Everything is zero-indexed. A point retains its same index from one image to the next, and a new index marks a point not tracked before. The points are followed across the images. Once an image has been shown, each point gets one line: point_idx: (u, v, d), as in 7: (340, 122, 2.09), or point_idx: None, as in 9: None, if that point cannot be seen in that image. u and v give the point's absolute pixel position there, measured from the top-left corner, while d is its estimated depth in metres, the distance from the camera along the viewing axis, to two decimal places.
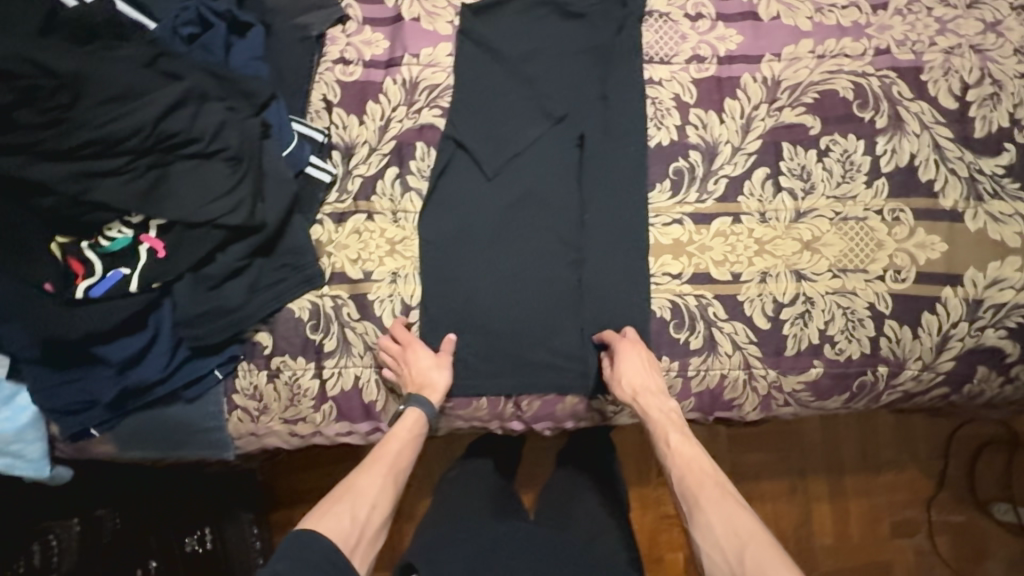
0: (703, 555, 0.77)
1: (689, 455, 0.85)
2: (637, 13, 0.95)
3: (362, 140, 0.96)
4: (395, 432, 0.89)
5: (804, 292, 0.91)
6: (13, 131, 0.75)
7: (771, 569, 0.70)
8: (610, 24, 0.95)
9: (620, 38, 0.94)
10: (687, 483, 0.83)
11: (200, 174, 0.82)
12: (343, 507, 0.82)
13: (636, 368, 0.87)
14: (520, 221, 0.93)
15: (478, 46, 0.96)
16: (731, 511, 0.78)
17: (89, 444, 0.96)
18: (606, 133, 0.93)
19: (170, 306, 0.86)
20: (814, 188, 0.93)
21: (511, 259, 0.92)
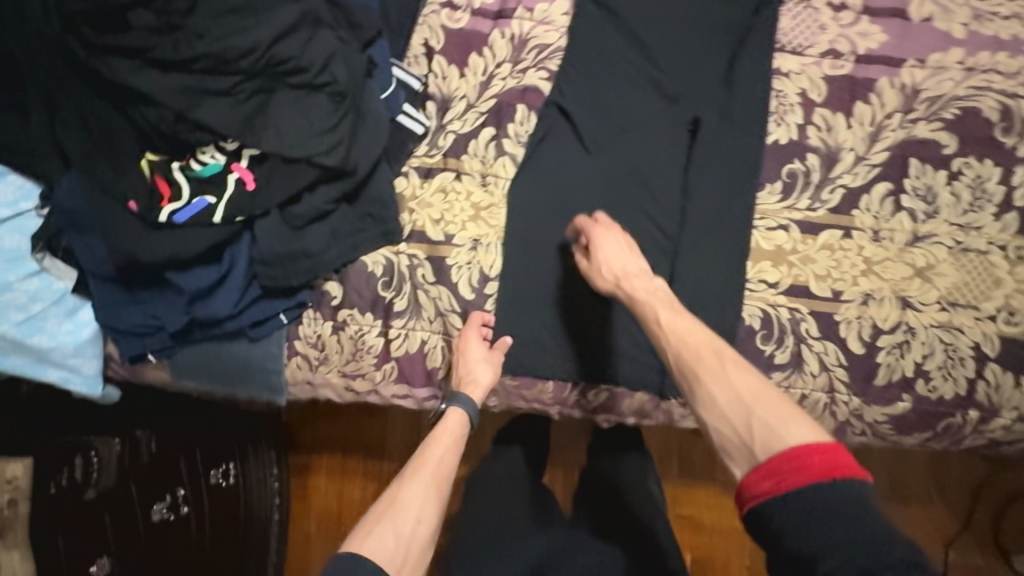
0: (710, 431, 0.70)
1: (676, 331, 0.76)
2: None
3: (461, 94, 0.90)
4: (434, 438, 0.87)
5: (907, 321, 0.86)
6: (128, 34, 0.73)
7: (782, 427, 0.64)
8: (746, 4, 0.88)
9: (758, 20, 0.88)
10: (684, 362, 0.74)
11: (302, 106, 0.77)
12: (386, 526, 0.77)
13: (615, 248, 0.82)
14: (616, 203, 0.88)
15: (599, 9, 0.90)
16: (733, 377, 0.70)
17: (145, 368, 0.94)
18: (723, 122, 0.87)
19: (249, 240, 0.82)
20: (937, 213, 0.86)
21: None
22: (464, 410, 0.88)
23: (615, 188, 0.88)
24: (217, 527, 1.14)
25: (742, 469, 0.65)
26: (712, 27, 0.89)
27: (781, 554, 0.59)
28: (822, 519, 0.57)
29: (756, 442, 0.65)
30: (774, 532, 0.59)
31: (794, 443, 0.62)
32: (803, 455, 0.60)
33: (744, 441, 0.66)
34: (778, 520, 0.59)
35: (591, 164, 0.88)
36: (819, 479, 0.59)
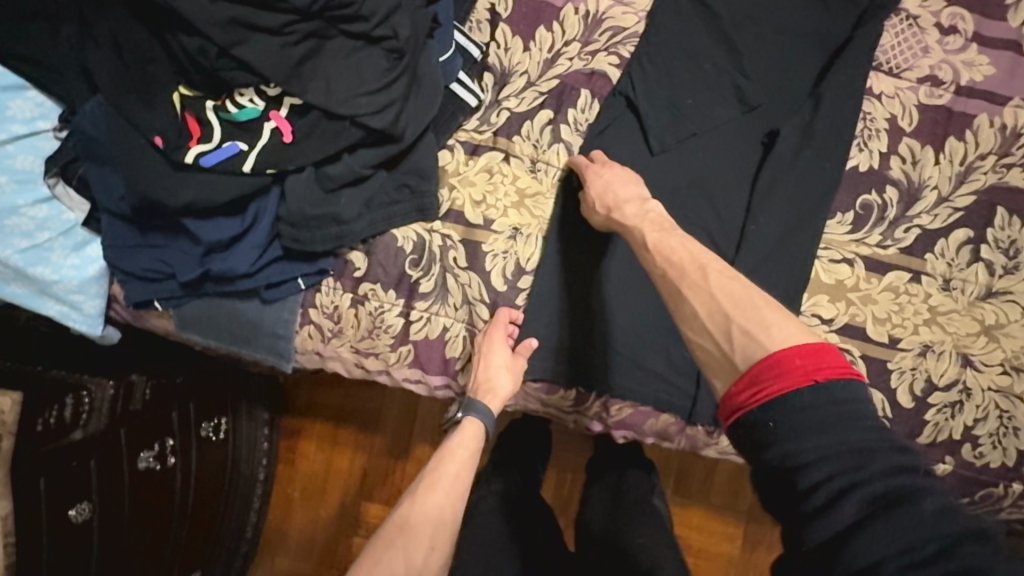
0: (694, 349, 0.64)
1: (660, 245, 0.70)
2: (884, 8, 0.79)
3: (522, 69, 0.83)
4: (451, 455, 0.84)
5: (964, 380, 0.80)
6: None
7: (770, 332, 0.57)
8: (850, 12, 0.79)
9: (859, 33, 0.79)
10: (670, 279, 0.67)
11: (356, 60, 0.71)
12: (397, 550, 0.74)
13: (612, 174, 0.77)
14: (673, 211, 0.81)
15: None
16: (715, 288, 0.63)
17: (149, 315, 0.89)
18: (802, 140, 0.80)
19: (277, 196, 0.77)
20: (1017, 269, 0.79)
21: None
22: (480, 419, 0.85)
23: (674, 196, 0.81)
24: (202, 486, 1.08)
25: (725, 384, 0.60)
26: (808, 34, 0.80)
27: (764, 466, 0.53)
28: (805, 425, 0.51)
29: (738, 351, 0.59)
30: (756, 447, 0.53)
31: (780, 349, 0.55)
32: (781, 361, 0.54)
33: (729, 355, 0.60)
34: (759, 431, 0.53)
35: (651, 165, 0.81)
36: (799, 385, 0.53)
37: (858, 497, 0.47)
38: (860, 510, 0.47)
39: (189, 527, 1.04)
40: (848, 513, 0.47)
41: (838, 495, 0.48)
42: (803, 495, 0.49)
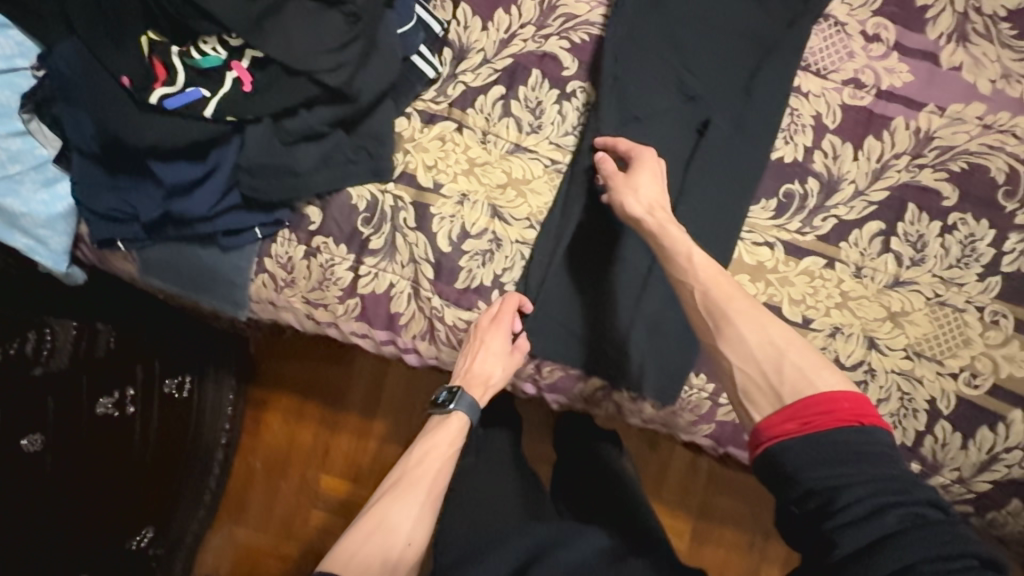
0: (736, 371, 0.72)
1: (700, 261, 0.76)
2: (814, 13, 0.85)
3: (479, 47, 0.89)
4: (432, 452, 0.87)
5: (870, 362, 0.85)
6: None
7: (818, 377, 0.67)
8: (783, 15, 0.86)
9: (789, 33, 0.85)
10: (712, 297, 0.74)
11: (315, 21, 0.77)
12: (375, 544, 0.78)
13: (650, 182, 0.81)
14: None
15: None
16: (764, 321, 0.73)
17: (113, 257, 0.94)
18: (733, 129, 0.86)
19: (238, 145, 0.81)
20: (923, 261, 0.85)
21: (594, 227, 0.88)
22: (467, 413, 0.91)
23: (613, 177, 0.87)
24: (161, 439, 1.10)
25: (761, 411, 0.69)
26: (743, 33, 0.86)
27: (805, 489, 0.62)
28: (846, 455, 0.61)
29: (783, 382, 0.68)
30: (790, 472, 0.63)
31: (828, 392, 0.65)
32: (830, 401, 0.65)
33: (771, 385, 0.69)
34: (797, 456, 0.63)
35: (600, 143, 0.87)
36: (844, 423, 0.63)
37: (895, 514, 0.58)
38: (896, 522, 0.58)
39: (140, 478, 1.05)
40: (886, 525, 0.58)
41: (874, 510, 0.59)
42: (841, 511, 0.59)
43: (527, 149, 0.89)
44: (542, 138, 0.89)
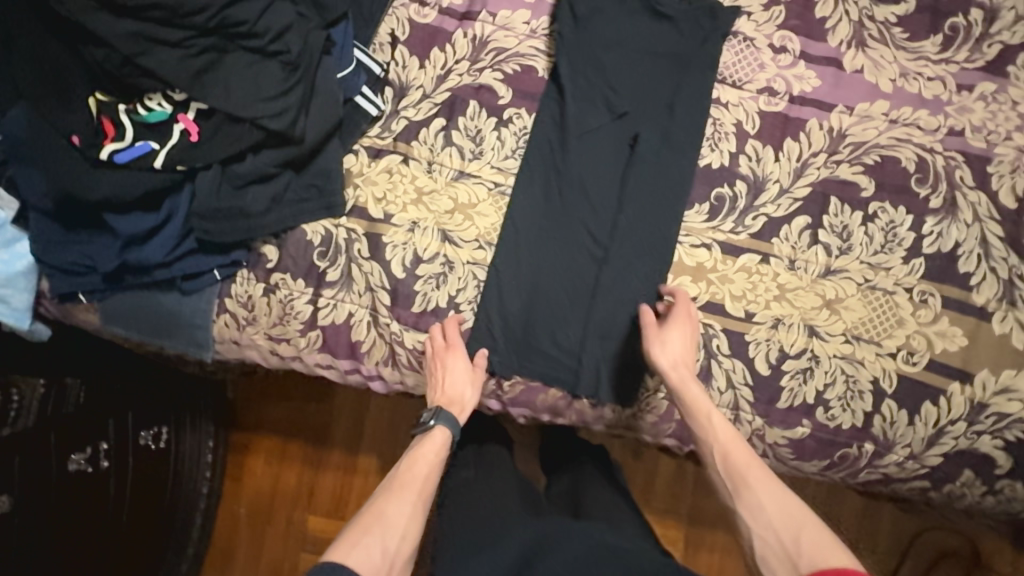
0: (754, 537, 0.77)
1: (717, 424, 0.84)
2: (723, 31, 0.93)
3: (418, 84, 0.94)
4: (420, 458, 0.86)
5: (812, 349, 0.89)
6: None
7: (827, 551, 0.71)
8: (695, 34, 0.93)
9: (702, 51, 0.92)
10: (733, 458, 0.82)
11: (255, 71, 0.81)
12: (373, 539, 0.75)
13: (679, 344, 0.85)
14: (559, 204, 0.92)
15: (564, 19, 0.93)
16: (779, 493, 0.78)
17: (75, 310, 0.95)
18: (661, 143, 0.92)
19: (190, 193, 0.86)
20: (850, 249, 0.91)
21: (542, 242, 0.92)
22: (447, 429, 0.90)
23: (555, 194, 0.92)
24: (139, 493, 1.09)
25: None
26: (661, 54, 0.93)
27: None
28: None
29: (802, 558, 0.72)
30: None
31: (834, 566, 0.69)
32: None
33: (790, 556, 0.73)
34: None
35: (540, 163, 0.93)
36: None
37: None
38: None
39: (121, 533, 1.05)
40: None
41: None
42: None
43: (471, 175, 0.93)
44: (484, 164, 0.93)
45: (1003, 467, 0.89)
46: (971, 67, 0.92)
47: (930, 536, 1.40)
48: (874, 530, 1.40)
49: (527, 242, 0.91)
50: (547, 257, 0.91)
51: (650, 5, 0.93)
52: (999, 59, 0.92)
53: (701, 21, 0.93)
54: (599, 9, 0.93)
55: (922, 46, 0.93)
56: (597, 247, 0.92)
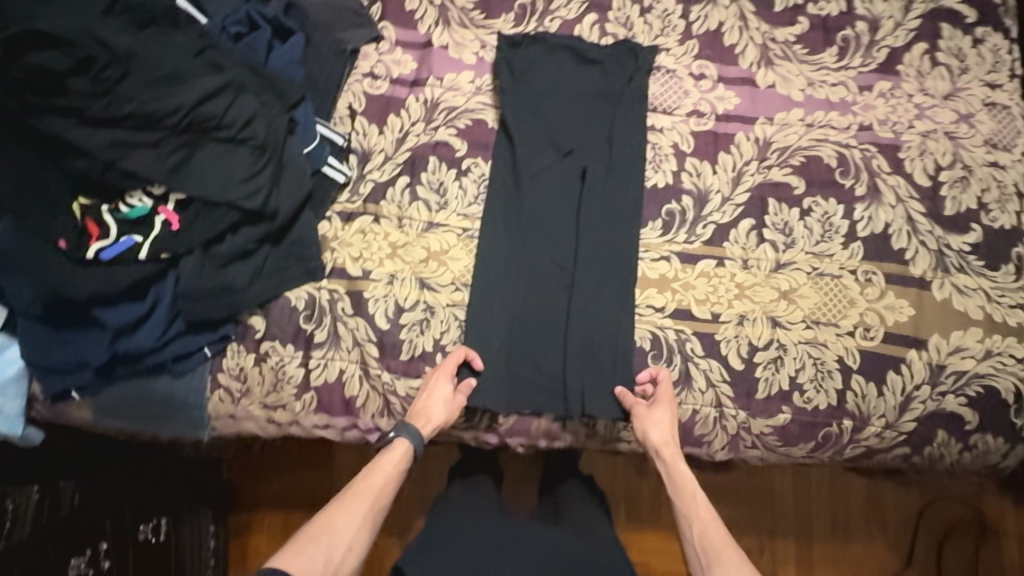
0: None
1: (700, 503, 0.89)
2: (646, 67, 1.03)
3: (379, 148, 1.02)
4: (379, 466, 0.89)
5: (778, 339, 0.96)
6: (62, 95, 0.81)
7: None
8: (622, 73, 1.03)
9: (630, 87, 1.03)
10: (708, 538, 0.86)
11: (227, 159, 0.88)
12: (318, 548, 0.79)
13: (661, 425, 0.92)
14: (524, 241, 0.99)
15: (503, 74, 1.03)
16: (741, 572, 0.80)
17: (68, 408, 0.96)
18: (607, 172, 1.00)
19: (174, 279, 0.89)
20: (794, 243, 0.99)
21: (513, 279, 0.98)
22: (409, 443, 0.90)
23: (519, 233, 0.99)
24: None
25: None
26: (594, 95, 1.03)
27: None
28: None
29: None
30: None
31: None
32: None
33: None
34: None
35: (501, 206, 1.00)
36: None
37: None
38: None
39: None
40: None
41: None
42: None
43: (439, 224, 1.00)
44: (450, 212, 1.00)
45: (972, 422, 0.95)
46: (866, 70, 1.04)
47: (937, 508, 1.42)
48: (881, 510, 1.43)
49: (500, 280, 0.97)
50: (520, 291, 0.97)
51: (578, 53, 1.04)
52: (889, 60, 1.04)
53: (625, 61, 1.04)
54: (533, 62, 1.03)
55: (821, 58, 1.05)
56: (564, 274, 0.98)
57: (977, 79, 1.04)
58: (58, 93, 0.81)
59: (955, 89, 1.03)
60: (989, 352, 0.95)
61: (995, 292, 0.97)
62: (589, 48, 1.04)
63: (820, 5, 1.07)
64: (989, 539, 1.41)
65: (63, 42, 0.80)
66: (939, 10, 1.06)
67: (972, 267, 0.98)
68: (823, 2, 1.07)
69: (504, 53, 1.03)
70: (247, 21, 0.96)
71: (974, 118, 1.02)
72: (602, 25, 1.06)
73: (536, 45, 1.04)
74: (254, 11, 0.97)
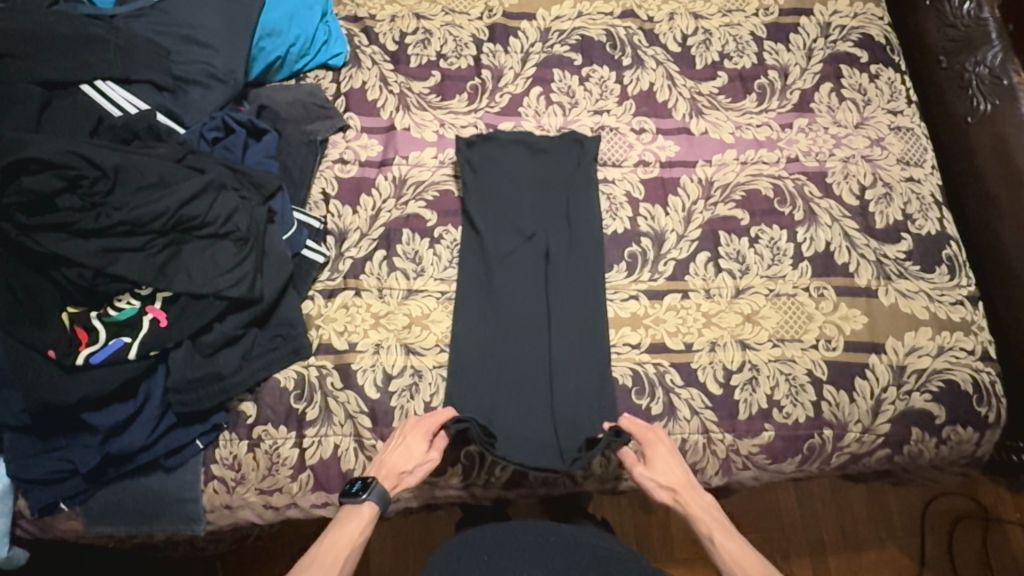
0: None
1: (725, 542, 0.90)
2: (592, 152, 1.12)
3: (354, 227, 1.08)
4: (345, 526, 0.89)
5: (750, 360, 1.01)
6: (52, 213, 0.86)
7: None
8: (571, 158, 1.12)
9: (579, 171, 1.11)
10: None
11: (211, 253, 0.92)
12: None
13: (666, 466, 0.94)
14: (499, 324, 1.03)
15: (463, 169, 1.10)
16: None
17: (55, 520, 0.94)
18: (569, 250, 1.07)
19: (164, 372, 0.91)
20: (749, 270, 1.07)
21: (494, 361, 1.01)
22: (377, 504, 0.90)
23: (494, 314, 1.04)
24: None
25: None
26: (548, 180, 1.11)
27: None
28: None
29: None
30: None
31: None
32: None
33: None
34: None
35: (474, 292, 1.05)
36: None
37: None
38: None
39: None
40: None
41: None
42: None
43: (418, 290, 1.05)
44: (428, 278, 1.06)
45: (941, 416, 1.01)
46: (784, 110, 1.17)
47: (938, 504, 1.45)
48: (886, 515, 1.45)
49: (480, 361, 1.01)
50: (502, 367, 1.01)
51: (528, 144, 1.13)
52: (802, 100, 1.18)
53: (572, 147, 1.13)
54: (490, 157, 1.11)
55: (743, 104, 1.18)
56: (541, 347, 1.03)
57: (880, 108, 1.17)
58: (49, 212, 0.86)
59: (862, 118, 1.17)
60: (941, 348, 1.03)
61: (935, 292, 1.06)
62: (538, 138, 1.13)
63: (735, 60, 1.21)
64: (995, 528, 1.43)
65: (55, 164, 0.85)
66: (837, 54, 1.21)
67: (910, 271, 1.07)
68: (737, 58, 1.21)
69: (463, 152, 1.11)
70: (223, 127, 1.03)
71: (885, 141, 1.15)
72: (547, 95, 1.18)
73: (490, 141, 1.12)
74: (229, 117, 1.03)
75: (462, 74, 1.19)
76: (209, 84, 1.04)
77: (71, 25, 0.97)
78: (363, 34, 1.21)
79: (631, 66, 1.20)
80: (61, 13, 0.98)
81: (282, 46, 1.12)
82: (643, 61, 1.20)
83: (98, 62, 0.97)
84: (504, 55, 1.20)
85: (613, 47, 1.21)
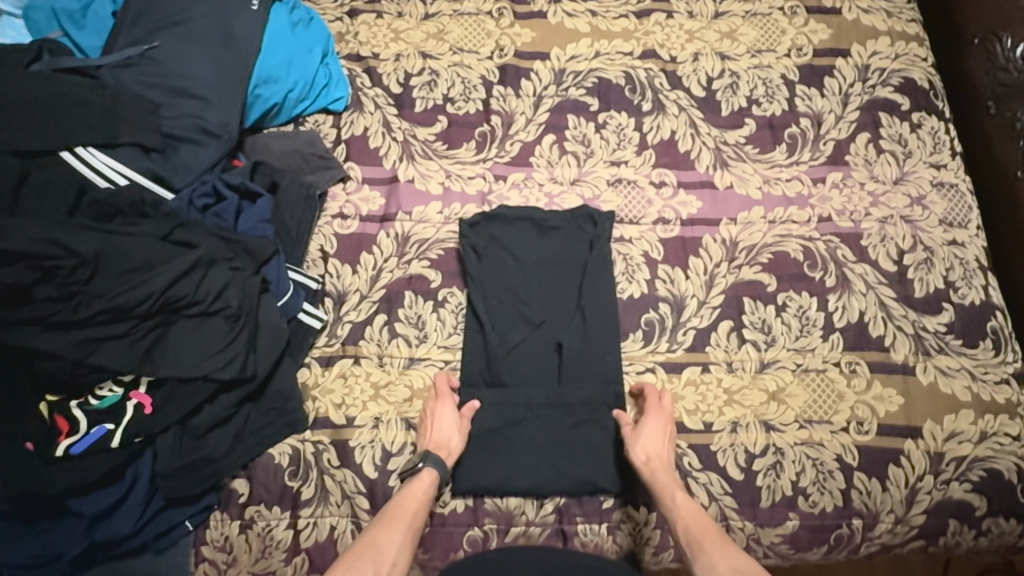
0: None
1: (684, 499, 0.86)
2: (606, 233, 1.04)
3: (354, 288, 1.01)
4: (410, 492, 0.87)
5: (774, 443, 0.94)
6: (28, 305, 0.81)
7: None
8: (582, 240, 1.04)
9: (593, 253, 1.02)
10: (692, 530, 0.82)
11: (200, 332, 0.87)
12: (366, 565, 0.78)
13: (654, 434, 0.91)
14: (506, 420, 0.96)
15: (467, 253, 1.02)
16: (730, 554, 0.78)
17: None
18: (584, 344, 0.98)
19: (152, 456, 0.87)
20: (775, 341, 0.99)
21: (499, 460, 0.94)
22: (437, 468, 0.89)
23: (499, 405, 0.96)
24: None
25: None
26: (559, 262, 1.03)
27: None
28: None
29: None
30: None
31: None
32: None
33: None
34: None
35: (479, 386, 0.97)
36: None
37: None
38: None
39: None
40: None
41: None
42: None
43: (421, 359, 0.99)
44: (431, 345, 0.99)
45: (981, 508, 0.93)
46: (817, 163, 1.09)
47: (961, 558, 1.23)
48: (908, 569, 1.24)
49: (486, 459, 0.94)
50: (509, 461, 0.94)
51: (537, 222, 1.04)
52: (836, 152, 1.09)
53: (585, 227, 1.04)
54: (495, 238, 1.03)
55: (773, 156, 1.09)
56: (555, 439, 0.95)
57: (922, 161, 1.08)
58: (24, 303, 0.81)
59: (902, 173, 1.08)
60: (984, 434, 0.95)
61: (978, 370, 0.98)
62: (547, 216, 1.05)
63: (764, 106, 1.12)
64: None
65: (27, 254, 0.80)
66: (875, 101, 1.12)
67: (951, 346, 0.99)
68: (766, 103, 1.12)
69: (466, 235, 1.03)
70: (214, 192, 0.97)
71: (926, 199, 1.06)
72: (561, 144, 1.10)
73: (494, 220, 1.04)
74: (219, 181, 0.98)
75: (470, 120, 1.11)
76: (200, 140, 0.98)
77: (51, 85, 0.91)
78: (366, 75, 1.14)
79: (652, 112, 1.12)
80: (40, 72, 0.92)
81: (280, 93, 1.06)
82: (664, 106, 1.12)
83: (84, 124, 0.91)
84: (515, 100, 1.12)
85: (632, 90, 1.13)
